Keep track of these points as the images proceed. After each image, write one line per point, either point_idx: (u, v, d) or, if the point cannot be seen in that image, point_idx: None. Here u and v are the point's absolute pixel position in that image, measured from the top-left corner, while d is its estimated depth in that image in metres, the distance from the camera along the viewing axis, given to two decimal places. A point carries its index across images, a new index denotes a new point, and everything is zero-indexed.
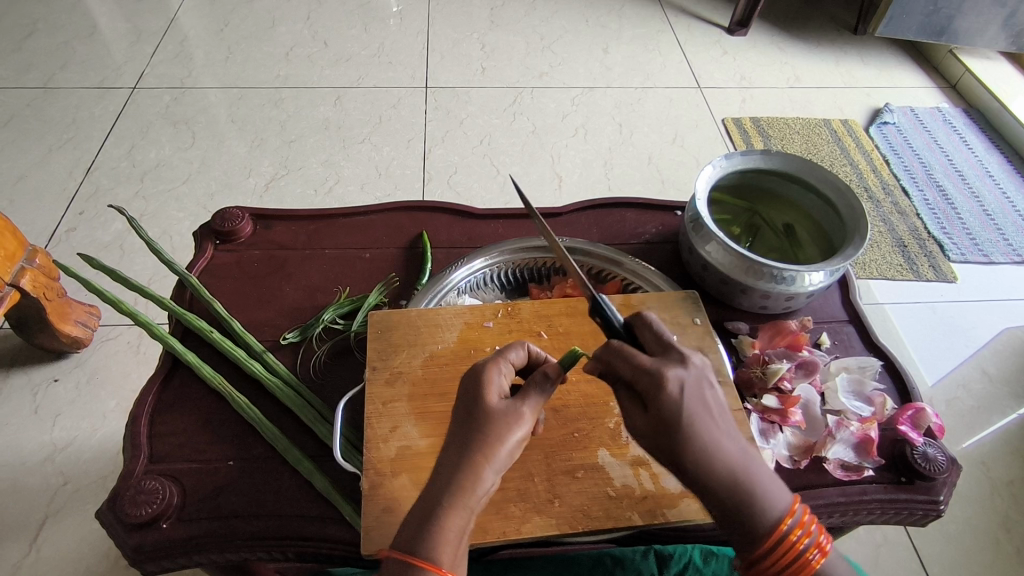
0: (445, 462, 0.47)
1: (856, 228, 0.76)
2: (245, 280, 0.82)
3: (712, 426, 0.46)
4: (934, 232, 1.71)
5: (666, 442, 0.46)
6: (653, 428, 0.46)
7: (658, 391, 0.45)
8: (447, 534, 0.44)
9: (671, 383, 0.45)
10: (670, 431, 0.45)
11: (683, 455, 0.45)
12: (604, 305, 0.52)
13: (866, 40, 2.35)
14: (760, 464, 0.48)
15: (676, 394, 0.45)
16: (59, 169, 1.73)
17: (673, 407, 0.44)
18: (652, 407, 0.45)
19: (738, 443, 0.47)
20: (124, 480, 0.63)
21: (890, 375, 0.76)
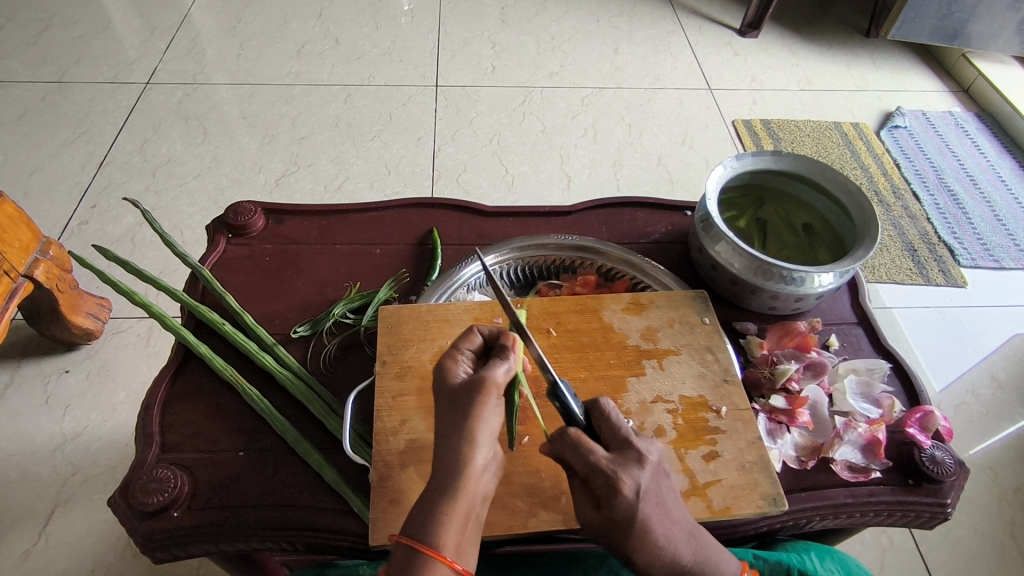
0: (439, 449, 0.48)
1: (867, 230, 0.76)
2: (256, 274, 0.82)
3: (662, 520, 0.48)
4: (944, 237, 1.70)
5: (617, 538, 0.48)
6: (606, 523, 0.48)
7: (616, 494, 0.46)
8: (447, 523, 0.44)
9: (627, 486, 0.46)
10: (622, 529, 0.47)
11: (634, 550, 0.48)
12: (564, 392, 0.51)
13: (878, 43, 2.34)
14: (709, 543, 0.51)
15: (630, 496, 0.47)
16: (72, 163, 1.75)
17: (625, 509, 0.47)
18: (607, 506, 0.47)
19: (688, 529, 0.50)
20: (136, 469, 0.64)
21: (898, 378, 0.76)
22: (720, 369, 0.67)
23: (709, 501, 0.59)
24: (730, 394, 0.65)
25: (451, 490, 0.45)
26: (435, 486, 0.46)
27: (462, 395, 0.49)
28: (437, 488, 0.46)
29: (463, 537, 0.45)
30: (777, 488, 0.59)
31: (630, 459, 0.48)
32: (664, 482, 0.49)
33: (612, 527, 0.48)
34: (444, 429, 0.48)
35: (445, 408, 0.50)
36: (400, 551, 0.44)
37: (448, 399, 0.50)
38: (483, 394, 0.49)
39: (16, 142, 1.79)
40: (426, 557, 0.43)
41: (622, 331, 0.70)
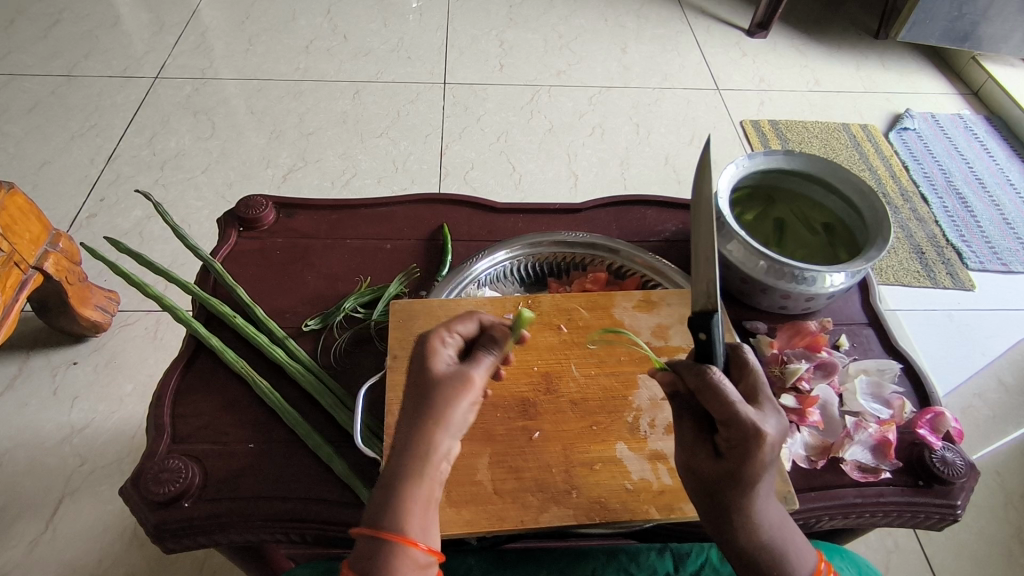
0: (401, 437, 0.46)
1: (879, 231, 0.76)
2: (268, 267, 0.83)
3: (769, 486, 0.47)
4: (952, 240, 1.70)
5: (729, 493, 0.47)
6: (721, 476, 0.47)
7: (754, 450, 0.44)
8: (408, 509, 0.43)
9: (769, 446, 0.44)
10: (737, 487, 0.46)
11: (739, 507, 0.47)
12: (718, 327, 0.49)
13: (888, 45, 2.33)
14: (793, 524, 0.50)
15: (767, 456, 0.45)
16: (81, 156, 1.75)
17: (755, 468, 0.45)
18: (736, 460, 0.45)
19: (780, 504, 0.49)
20: (147, 459, 0.64)
21: (909, 378, 0.75)
22: None
23: None
24: None
25: (411, 479, 0.44)
26: (396, 469, 0.44)
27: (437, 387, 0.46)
28: (399, 477, 0.44)
29: (424, 520, 0.45)
30: (787, 486, 0.60)
31: (770, 415, 0.46)
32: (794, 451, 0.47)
33: (729, 480, 0.46)
34: (404, 417, 0.47)
35: (409, 397, 0.47)
36: (363, 542, 0.43)
37: (418, 387, 0.47)
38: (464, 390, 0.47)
39: (26, 134, 1.80)
40: (389, 542, 0.42)
41: (632, 328, 0.70)
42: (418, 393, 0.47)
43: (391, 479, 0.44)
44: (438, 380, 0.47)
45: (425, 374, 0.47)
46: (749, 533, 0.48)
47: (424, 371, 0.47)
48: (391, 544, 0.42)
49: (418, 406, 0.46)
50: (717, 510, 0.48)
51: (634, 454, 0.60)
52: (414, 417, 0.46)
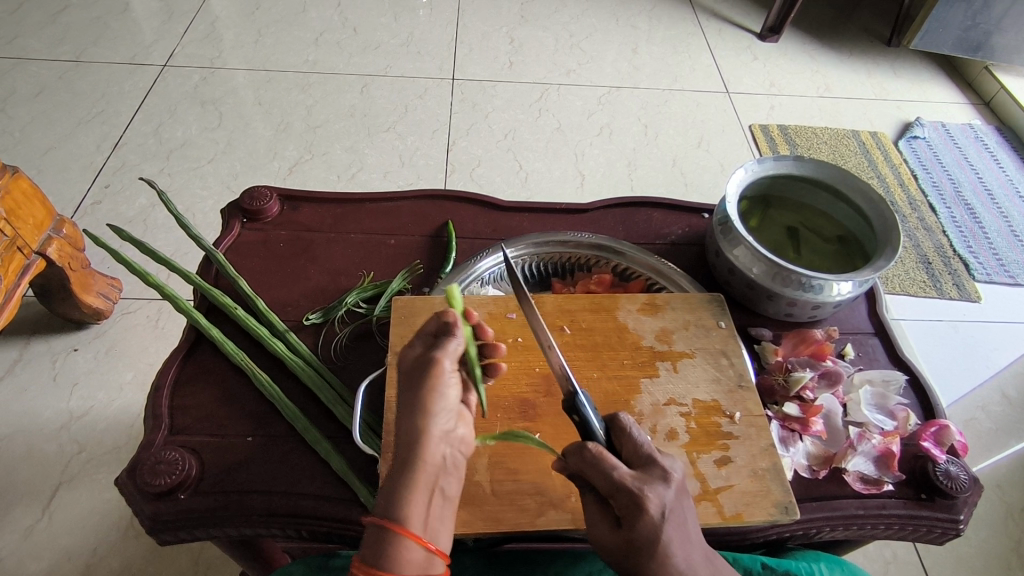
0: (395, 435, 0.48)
1: (888, 241, 0.75)
2: (270, 260, 0.82)
3: (683, 542, 0.46)
4: (959, 250, 1.68)
5: (640, 562, 0.46)
6: (625, 547, 0.47)
7: (640, 513, 0.45)
8: (410, 497, 0.44)
9: (650, 503, 0.45)
10: (641, 554, 0.46)
11: (652, 574, 0.46)
12: (583, 404, 0.51)
13: (900, 52, 2.32)
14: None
15: (654, 513, 0.45)
16: (88, 143, 1.75)
17: (645, 526, 0.45)
18: (629, 525, 0.45)
19: (704, 567, 0.47)
20: (144, 450, 0.64)
21: (914, 390, 0.75)
22: (735, 374, 0.66)
23: (720, 507, 0.58)
24: (744, 399, 0.65)
25: (409, 469, 0.45)
26: (396, 465, 0.45)
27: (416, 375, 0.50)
28: (399, 471, 0.45)
29: (428, 510, 0.44)
30: (790, 496, 0.59)
31: (654, 476, 0.47)
32: (688, 510, 0.47)
33: (628, 545, 0.46)
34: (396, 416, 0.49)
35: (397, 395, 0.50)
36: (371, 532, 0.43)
37: (404, 380, 0.51)
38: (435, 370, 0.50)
39: (33, 119, 1.80)
40: (392, 531, 0.42)
41: (636, 331, 0.69)
42: (408, 386, 0.50)
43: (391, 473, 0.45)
44: (415, 371, 0.51)
45: (414, 369, 0.51)
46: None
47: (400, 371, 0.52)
48: (400, 534, 0.42)
49: (410, 397, 0.48)
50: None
51: None
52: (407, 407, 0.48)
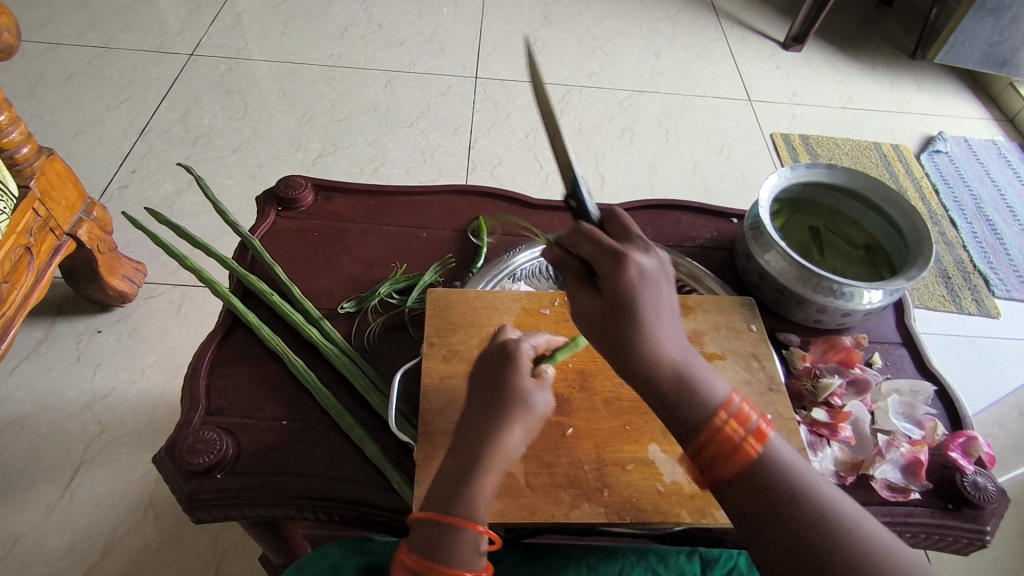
0: (471, 428, 0.49)
1: (921, 250, 0.75)
2: (305, 248, 0.83)
3: (656, 307, 0.45)
4: (980, 266, 1.68)
5: (612, 323, 0.45)
6: (599, 313, 0.46)
7: (618, 268, 0.45)
8: (475, 496, 0.47)
9: (631, 262, 0.45)
10: (616, 314, 0.45)
11: (630, 339, 0.44)
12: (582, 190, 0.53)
13: (924, 65, 2.31)
14: (702, 365, 0.46)
15: (633, 272, 0.45)
16: (115, 128, 1.77)
17: (624, 284, 0.44)
18: (607, 284, 0.45)
19: (677, 344, 0.46)
20: (181, 429, 0.65)
21: (942, 401, 0.75)
22: (766, 377, 0.67)
23: None
24: (776, 401, 0.65)
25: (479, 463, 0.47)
26: (464, 454, 0.48)
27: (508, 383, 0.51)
28: (467, 469, 0.47)
29: (485, 507, 0.47)
30: None
31: (637, 247, 0.47)
32: (671, 288, 0.47)
33: (608, 308, 0.45)
34: (471, 411, 0.50)
35: (476, 395, 0.51)
36: (422, 526, 0.46)
37: (492, 382, 0.51)
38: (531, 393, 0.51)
39: (62, 103, 1.82)
40: (451, 526, 0.45)
41: None
42: (493, 387, 0.51)
43: (453, 465, 0.48)
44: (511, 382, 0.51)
45: (507, 377, 0.51)
46: (641, 364, 0.45)
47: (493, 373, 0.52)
48: (456, 524, 0.45)
49: (495, 404, 0.50)
50: (609, 352, 0.46)
51: (668, 457, 0.60)
52: (491, 412, 0.49)
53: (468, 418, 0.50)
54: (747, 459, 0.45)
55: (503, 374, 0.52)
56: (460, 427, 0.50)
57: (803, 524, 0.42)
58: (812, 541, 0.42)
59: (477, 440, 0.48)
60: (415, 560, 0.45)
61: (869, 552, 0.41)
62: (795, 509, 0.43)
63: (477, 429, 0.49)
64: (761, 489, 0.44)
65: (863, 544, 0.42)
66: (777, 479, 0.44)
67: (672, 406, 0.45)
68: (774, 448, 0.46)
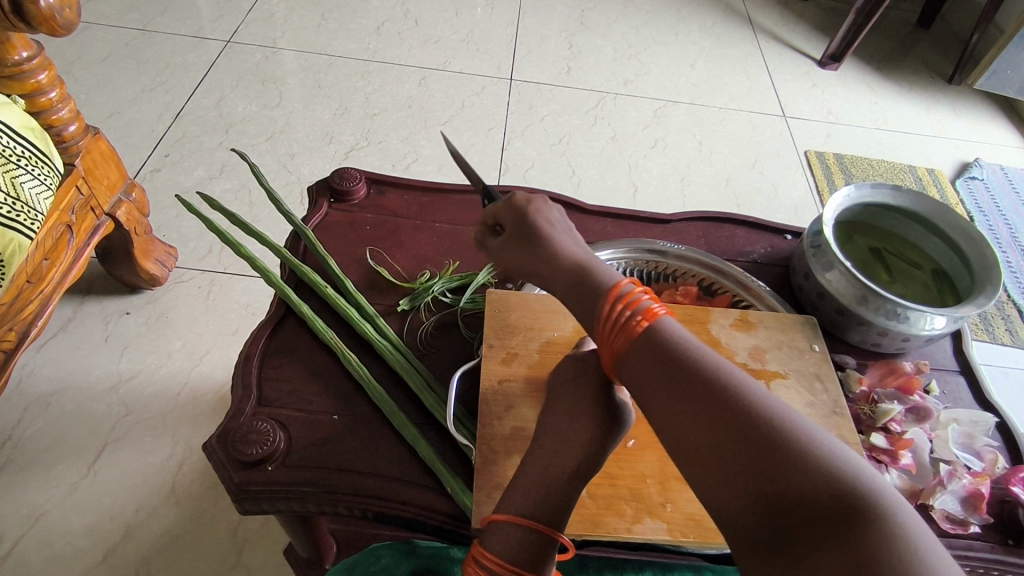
0: (552, 433, 0.54)
1: (988, 277, 0.74)
2: (357, 241, 0.82)
3: (548, 220, 0.58)
4: (1014, 296, 1.66)
5: (518, 243, 0.58)
6: (509, 239, 0.59)
7: (508, 200, 0.60)
8: (557, 500, 0.51)
9: (522, 196, 0.60)
10: (520, 232, 0.58)
11: (535, 249, 0.57)
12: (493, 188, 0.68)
13: (961, 90, 2.29)
14: (603, 267, 0.55)
15: (523, 200, 0.59)
16: (150, 111, 1.77)
17: (522, 209, 0.59)
18: (504, 213, 0.60)
19: (575, 251, 0.56)
20: (234, 418, 0.64)
21: (1002, 434, 0.73)
22: (830, 400, 0.65)
23: None
24: (839, 424, 0.64)
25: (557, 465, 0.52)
26: (542, 457, 0.53)
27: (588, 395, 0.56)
28: (549, 472, 0.52)
29: (563, 514, 0.51)
30: None
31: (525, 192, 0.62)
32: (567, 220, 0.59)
33: (517, 230, 0.58)
34: (554, 418, 0.56)
35: (557, 403, 0.57)
36: (500, 527, 0.50)
37: (575, 391, 0.56)
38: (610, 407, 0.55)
39: (98, 83, 1.82)
40: (523, 527, 0.49)
41: (729, 347, 0.68)
42: (578, 399, 0.56)
43: (534, 470, 0.52)
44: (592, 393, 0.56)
45: (590, 389, 0.56)
46: (549, 269, 0.56)
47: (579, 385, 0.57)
48: (531, 527, 0.49)
49: (579, 414, 0.55)
50: (529, 267, 0.57)
51: None
52: (575, 422, 0.54)
53: (550, 422, 0.55)
54: (642, 340, 0.48)
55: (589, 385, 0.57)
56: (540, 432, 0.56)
57: (690, 380, 0.43)
58: (701, 405, 0.42)
59: (561, 447, 0.53)
60: (494, 557, 0.49)
61: (753, 403, 0.41)
62: (687, 372, 0.44)
63: (562, 436, 0.54)
64: (656, 361, 0.46)
65: (752, 407, 0.41)
66: (686, 365, 0.45)
67: (579, 295, 0.53)
68: (668, 326, 0.48)
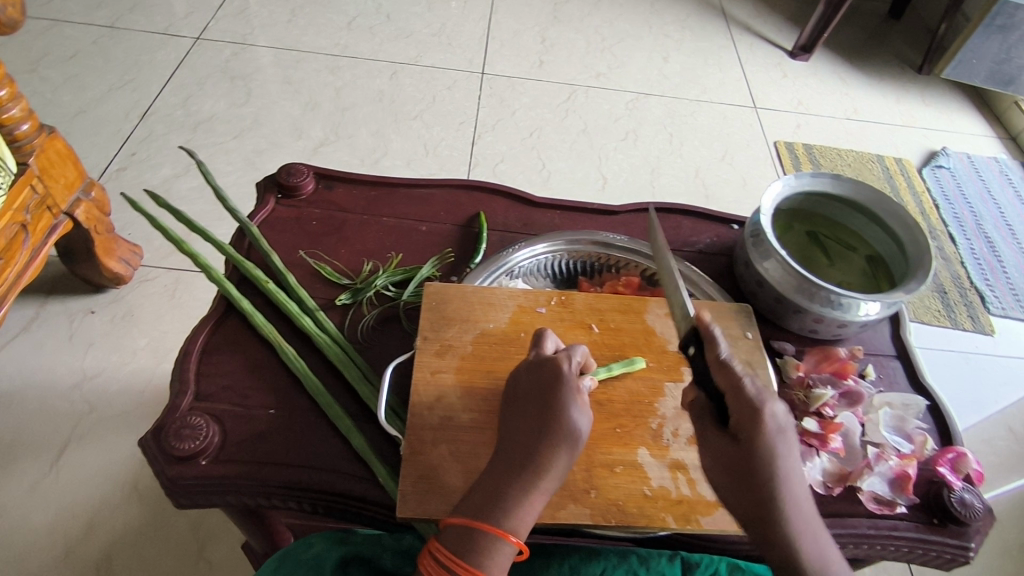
0: (523, 444, 0.54)
1: (921, 264, 0.75)
2: (303, 236, 0.83)
3: (791, 462, 0.52)
4: (976, 282, 1.68)
5: (758, 473, 0.51)
6: (742, 462, 0.52)
7: (758, 418, 0.52)
8: (517, 507, 0.52)
9: (768, 417, 0.52)
10: (764, 464, 0.51)
11: (770, 492, 0.51)
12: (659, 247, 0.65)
13: (930, 80, 2.31)
14: (829, 541, 0.52)
15: (773, 425, 0.52)
16: (117, 109, 1.76)
17: (773, 437, 0.52)
18: (750, 433, 0.52)
19: (807, 506, 0.52)
20: (170, 413, 0.65)
21: (933, 416, 0.75)
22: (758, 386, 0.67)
23: None
24: None
25: (527, 478, 0.52)
26: (511, 467, 0.53)
27: (552, 401, 0.55)
28: (506, 481, 0.53)
29: (526, 521, 0.52)
30: None
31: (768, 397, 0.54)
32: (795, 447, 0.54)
33: (758, 459, 0.51)
34: (518, 424, 0.55)
35: (517, 412, 0.56)
36: (453, 529, 0.51)
37: (538, 398, 0.56)
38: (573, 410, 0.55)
39: (64, 81, 1.81)
40: (482, 532, 0.50)
41: (663, 336, 0.69)
42: (537, 407, 0.55)
43: (490, 476, 0.53)
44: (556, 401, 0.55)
45: (549, 397, 0.55)
46: (788, 524, 0.51)
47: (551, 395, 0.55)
48: (491, 532, 0.50)
49: (540, 423, 0.54)
50: (757, 508, 0.51)
51: (656, 461, 0.60)
52: (535, 431, 0.54)
53: (509, 431, 0.55)
54: None
55: (547, 392, 0.56)
56: (504, 438, 0.55)
57: None
58: None
59: (519, 454, 0.53)
60: (443, 553, 0.50)
61: None
62: None
63: (523, 444, 0.54)
64: None
65: None
66: None
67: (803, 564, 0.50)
68: None
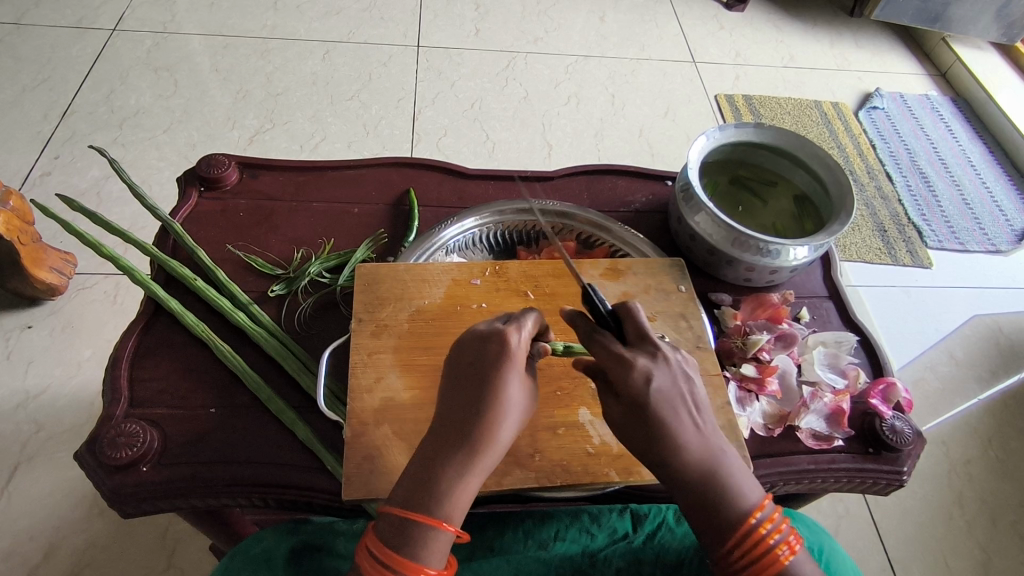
0: (460, 425, 0.50)
1: (842, 204, 0.77)
2: (230, 229, 0.80)
3: (677, 409, 0.50)
4: (913, 218, 1.74)
5: (642, 423, 0.50)
6: (621, 413, 0.51)
7: (624, 373, 0.50)
8: (455, 494, 0.48)
9: (638, 371, 0.50)
10: (641, 416, 0.50)
11: (655, 436, 0.50)
12: (594, 294, 0.55)
13: (862, 23, 2.34)
14: (730, 461, 0.52)
15: (640, 377, 0.49)
16: (33, 111, 1.67)
17: (642, 392, 0.49)
18: (619, 390, 0.50)
19: (701, 439, 0.51)
20: (103, 424, 0.63)
21: (865, 350, 0.78)
22: (694, 337, 0.68)
23: None
24: (702, 359, 0.67)
25: (462, 460, 0.49)
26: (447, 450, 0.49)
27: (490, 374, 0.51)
28: (442, 464, 0.49)
29: (461, 504, 0.49)
30: (743, 451, 0.62)
31: (644, 350, 0.52)
32: (693, 387, 0.51)
33: (630, 411, 0.50)
34: (457, 405, 0.51)
35: (457, 390, 0.52)
36: (388, 518, 0.48)
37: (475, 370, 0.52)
38: (508, 381, 0.51)
39: None
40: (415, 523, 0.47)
41: (599, 296, 0.70)
42: (477, 384, 0.51)
43: (425, 460, 0.50)
44: (493, 375, 0.51)
45: (490, 373, 0.51)
46: (685, 468, 0.50)
47: (494, 370, 0.51)
48: (426, 523, 0.47)
49: (480, 403, 0.50)
50: (648, 453, 0.51)
51: (598, 419, 0.62)
52: (476, 410, 0.50)
53: (448, 411, 0.51)
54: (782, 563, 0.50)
55: (488, 368, 0.52)
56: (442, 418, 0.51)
57: None
58: None
59: (458, 436, 0.50)
60: (379, 547, 0.47)
61: None
62: None
63: (462, 427, 0.50)
64: None
65: None
66: None
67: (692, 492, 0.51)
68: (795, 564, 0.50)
